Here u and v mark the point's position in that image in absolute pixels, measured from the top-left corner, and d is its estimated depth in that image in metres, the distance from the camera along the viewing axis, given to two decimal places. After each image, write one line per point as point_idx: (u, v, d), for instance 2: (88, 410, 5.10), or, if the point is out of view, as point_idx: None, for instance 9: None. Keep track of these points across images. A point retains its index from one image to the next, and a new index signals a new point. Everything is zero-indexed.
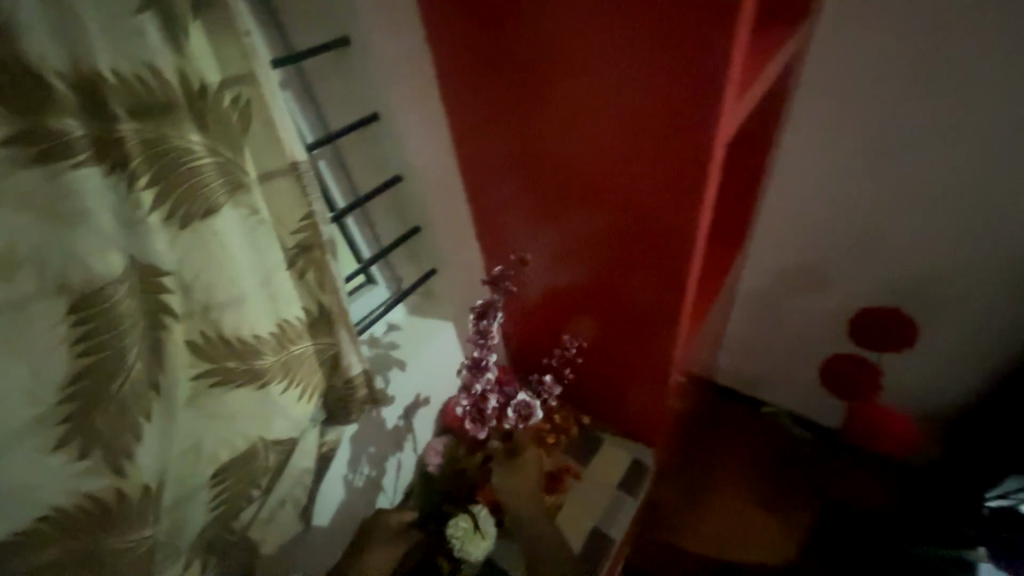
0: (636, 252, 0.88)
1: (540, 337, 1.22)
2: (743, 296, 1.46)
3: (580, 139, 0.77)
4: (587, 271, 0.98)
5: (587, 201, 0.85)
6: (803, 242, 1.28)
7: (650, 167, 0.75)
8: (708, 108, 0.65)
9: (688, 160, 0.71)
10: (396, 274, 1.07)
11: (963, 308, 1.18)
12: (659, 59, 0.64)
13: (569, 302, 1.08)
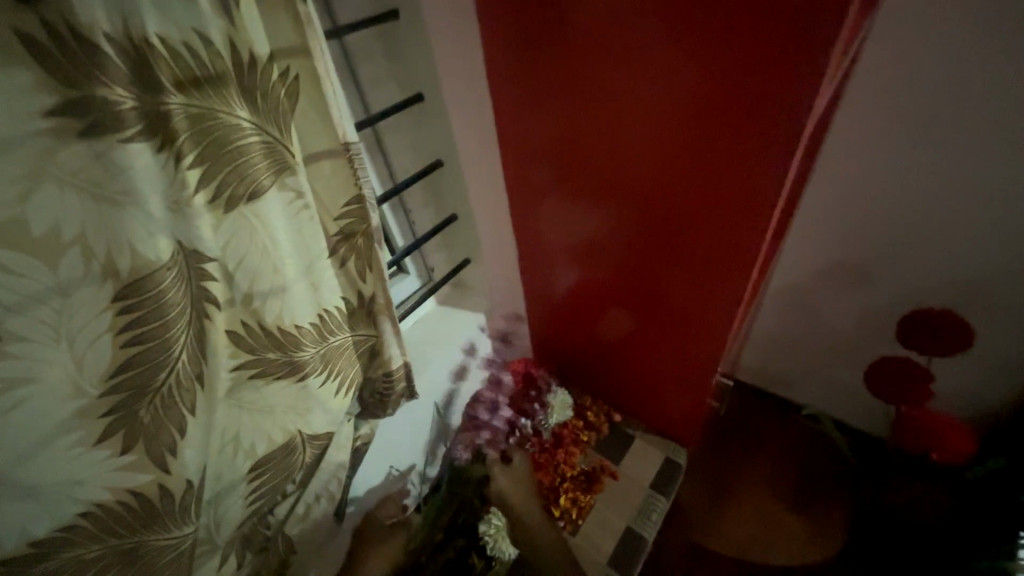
0: (688, 248, 0.84)
1: (573, 333, 1.20)
2: (774, 294, 1.41)
3: (644, 122, 0.73)
4: (627, 267, 0.96)
5: (642, 189, 0.81)
6: (846, 245, 1.19)
7: (716, 159, 0.70)
8: (793, 101, 0.60)
9: (761, 154, 0.66)
10: (428, 265, 1.05)
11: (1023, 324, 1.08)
12: (746, 39, 0.58)
13: (606, 299, 1.06)
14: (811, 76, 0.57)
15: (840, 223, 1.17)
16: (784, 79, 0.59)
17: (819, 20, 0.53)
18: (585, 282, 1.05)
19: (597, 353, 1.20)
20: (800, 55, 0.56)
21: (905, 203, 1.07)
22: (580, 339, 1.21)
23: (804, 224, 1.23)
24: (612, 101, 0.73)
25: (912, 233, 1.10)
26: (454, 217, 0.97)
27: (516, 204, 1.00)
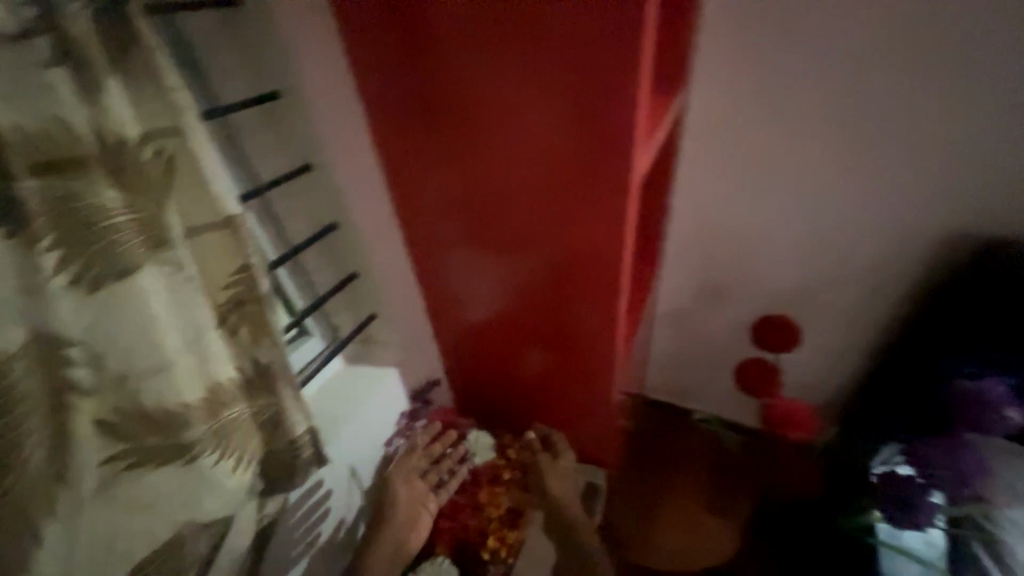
0: (576, 278, 0.95)
1: (485, 373, 1.23)
2: (664, 315, 1.59)
3: (519, 175, 0.84)
4: (527, 300, 1.03)
5: (530, 231, 0.91)
6: (706, 266, 1.43)
7: (584, 199, 0.83)
8: (625, 145, 0.75)
9: (612, 191, 0.80)
10: (332, 324, 1.03)
11: (839, 312, 1.37)
12: (581, 102, 0.73)
13: (511, 334, 1.11)
14: (631, 127, 0.73)
15: (700, 249, 1.40)
16: (613, 130, 0.74)
17: (624, 84, 0.70)
18: (488, 318, 1.10)
19: (511, 388, 1.24)
20: (617, 110, 0.72)
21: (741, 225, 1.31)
22: (492, 378, 1.24)
23: (674, 250, 1.43)
24: (487, 151, 0.83)
25: (753, 252, 1.35)
26: (356, 274, 0.97)
27: (415, 254, 1.04)
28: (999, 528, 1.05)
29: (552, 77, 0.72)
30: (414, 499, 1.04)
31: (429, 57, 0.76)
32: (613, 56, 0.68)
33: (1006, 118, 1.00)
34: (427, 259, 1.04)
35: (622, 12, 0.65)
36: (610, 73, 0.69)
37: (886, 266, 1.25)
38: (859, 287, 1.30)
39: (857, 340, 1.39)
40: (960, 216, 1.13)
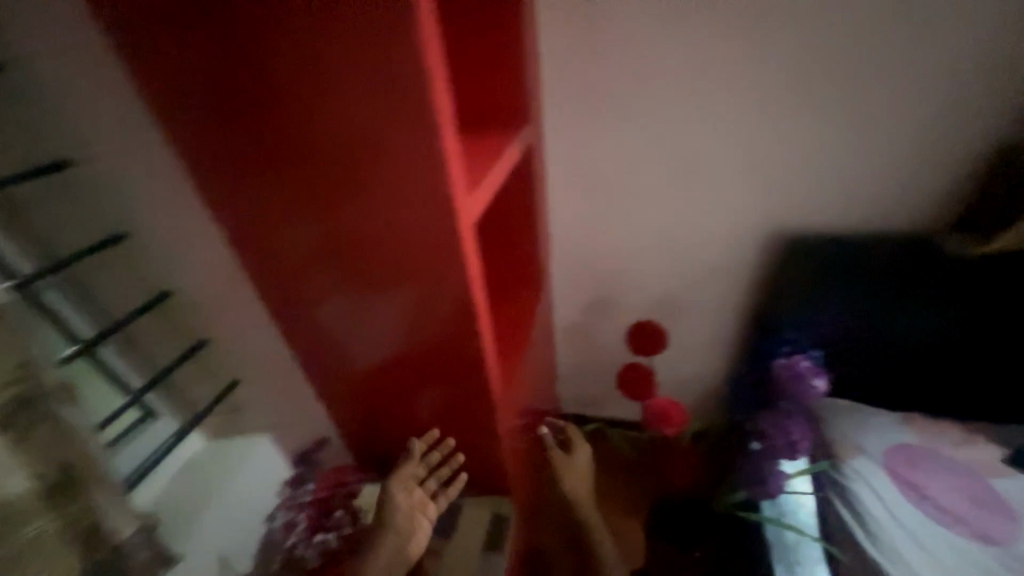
0: (429, 330, 0.88)
1: (384, 429, 1.08)
2: (563, 329, 1.66)
3: (341, 232, 0.76)
4: (413, 341, 0.91)
5: (371, 288, 0.83)
6: (590, 280, 1.54)
7: (413, 248, 0.77)
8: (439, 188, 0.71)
9: (441, 236, 0.76)
10: (184, 396, 0.99)
11: (709, 308, 1.53)
12: (385, 151, 0.69)
13: (403, 381, 0.98)
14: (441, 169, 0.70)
15: (584, 261, 1.51)
16: (423, 174, 0.70)
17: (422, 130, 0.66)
18: (376, 365, 0.96)
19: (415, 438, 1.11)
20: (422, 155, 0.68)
21: (611, 239, 1.45)
22: (393, 433, 1.08)
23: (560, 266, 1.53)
24: (327, 180, 0.73)
25: (628, 263, 1.48)
26: (206, 341, 0.95)
27: (277, 302, 0.89)
28: (846, 477, 1.20)
29: (349, 127, 0.67)
30: (412, 508, 0.97)
31: (234, 74, 0.65)
32: (403, 100, 0.64)
33: (778, 135, 1.22)
34: (289, 309, 0.89)
35: (399, 59, 0.62)
36: (407, 119, 0.66)
37: (735, 263, 1.43)
38: (712, 283, 1.48)
39: (728, 332, 1.56)
40: (773, 216, 1.33)
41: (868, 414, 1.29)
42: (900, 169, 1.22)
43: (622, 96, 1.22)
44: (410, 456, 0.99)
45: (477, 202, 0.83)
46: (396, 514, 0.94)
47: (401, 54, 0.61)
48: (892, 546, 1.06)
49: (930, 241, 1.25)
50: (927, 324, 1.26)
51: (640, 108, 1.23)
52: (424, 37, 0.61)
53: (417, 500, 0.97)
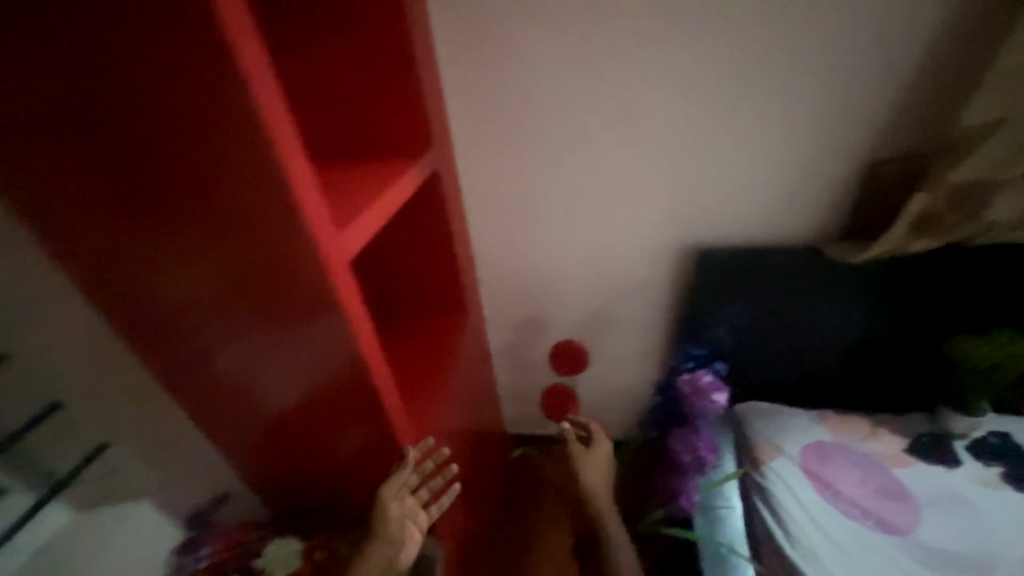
0: (346, 392, 0.61)
1: (301, 483, 0.77)
2: (515, 350, 1.25)
3: (226, 277, 0.49)
4: (326, 408, 0.64)
5: (274, 351, 0.56)
6: (504, 285, 1.12)
7: (311, 305, 0.51)
8: (300, 251, 0.46)
9: (304, 303, 0.51)
10: (17, 472, 0.57)
11: (630, 326, 1.14)
12: (209, 198, 0.43)
13: (316, 445, 0.70)
14: (292, 228, 0.45)
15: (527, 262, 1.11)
16: (272, 232, 0.45)
17: (267, 180, 0.41)
18: (276, 424, 0.67)
19: (337, 487, 0.78)
20: (271, 214, 0.43)
21: (521, 231, 1.01)
22: (311, 489, 0.78)
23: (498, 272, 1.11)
24: (204, 210, 0.44)
25: (530, 270, 1.07)
26: (61, 404, 0.58)
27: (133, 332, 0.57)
28: (767, 480, 0.94)
29: (152, 163, 0.41)
30: (406, 516, 0.68)
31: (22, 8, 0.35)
32: (233, 141, 0.39)
33: (731, 91, 0.79)
34: (149, 343, 0.57)
35: (214, 84, 0.37)
36: (242, 163, 0.41)
37: (628, 296, 1.08)
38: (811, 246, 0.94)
39: (651, 351, 1.17)
40: (681, 210, 0.92)
41: (789, 415, 1.02)
42: (851, 146, 0.82)
43: (512, 65, 0.81)
44: (403, 465, 0.67)
45: (361, 237, 0.54)
46: (390, 530, 0.66)
47: (210, 74, 0.36)
48: (815, 552, 0.82)
49: (816, 249, 0.90)
50: (806, 325, 0.97)
51: (509, 85, 0.83)
52: (242, 53, 0.36)
53: (415, 513, 0.69)
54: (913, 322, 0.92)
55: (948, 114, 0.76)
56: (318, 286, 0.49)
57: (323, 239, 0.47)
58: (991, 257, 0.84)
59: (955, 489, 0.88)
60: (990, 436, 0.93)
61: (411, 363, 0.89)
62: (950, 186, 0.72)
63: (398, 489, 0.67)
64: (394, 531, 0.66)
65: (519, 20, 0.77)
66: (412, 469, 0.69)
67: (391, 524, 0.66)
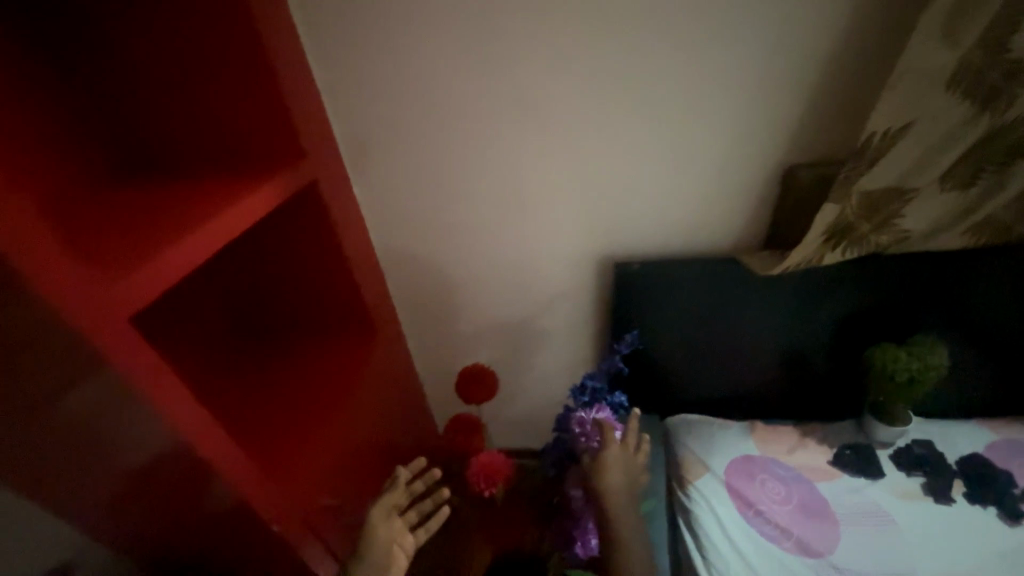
0: (171, 475, 0.54)
1: (161, 540, 0.65)
2: (443, 366, 1.17)
3: None
4: (120, 476, 0.52)
5: (58, 458, 0.47)
6: (422, 296, 1.05)
7: (85, 381, 0.43)
8: (56, 335, 0.39)
9: (75, 396, 0.43)
10: None
11: (558, 340, 1.10)
12: None
13: (152, 506, 0.58)
14: (32, 313, 0.38)
15: (445, 276, 1.01)
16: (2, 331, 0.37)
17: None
18: (80, 494, 0.55)
19: (204, 543, 0.67)
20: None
21: (436, 241, 0.95)
22: (175, 544, 0.67)
23: (417, 285, 1.03)
24: None
25: (448, 282, 1.02)
26: None
27: None
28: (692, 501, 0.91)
29: None
30: (391, 543, 0.66)
31: None
32: None
33: (638, 98, 0.76)
34: None
35: None
36: None
37: (551, 309, 1.04)
38: (730, 254, 0.92)
39: (579, 364, 1.13)
40: (596, 220, 0.90)
41: (720, 428, 1.00)
42: (760, 156, 0.80)
43: (402, 67, 0.76)
44: (395, 486, 0.68)
45: (136, 275, 0.45)
46: (377, 555, 0.64)
47: None
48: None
49: (735, 258, 0.88)
50: (734, 332, 0.94)
51: (406, 88, 0.78)
52: None
53: (404, 537, 0.67)
54: (831, 335, 0.92)
55: (857, 125, 0.76)
56: (90, 367, 0.42)
57: (72, 299, 0.39)
58: (905, 267, 0.83)
59: (878, 502, 0.88)
60: (913, 444, 0.95)
61: (304, 391, 0.80)
62: (861, 193, 0.72)
63: (391, 506, 0.68)
64: (382, 556, 0.64)
65: (416, 14, 0.71)
66: (401, 493, 0.69)
67: (378, 548, 0.64)
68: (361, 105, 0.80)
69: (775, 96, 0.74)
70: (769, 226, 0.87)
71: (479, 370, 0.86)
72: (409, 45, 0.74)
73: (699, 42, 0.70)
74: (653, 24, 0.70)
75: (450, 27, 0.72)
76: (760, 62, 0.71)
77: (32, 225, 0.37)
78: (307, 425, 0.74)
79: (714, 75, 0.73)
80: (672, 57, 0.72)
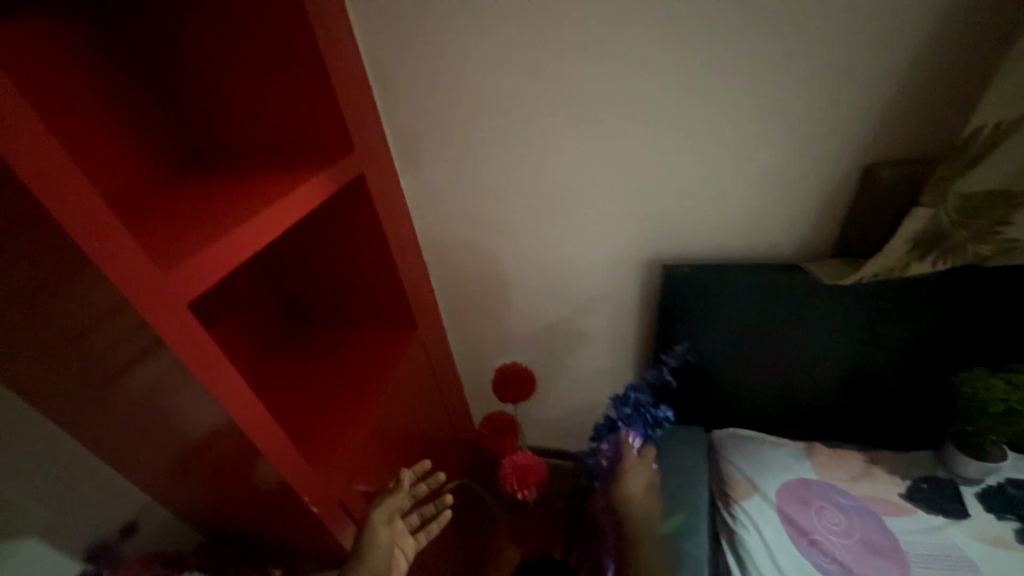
0: (221, 450, 0.57)
1: (212, 508, 0.70)
2: (482, 362, 1.17)
3: (27, 352, 0.42)
4: (176, 448, 0.56)
5: (125, 423, 0.52)
6: (462, 291, 1.05)
7: (145, 362, 0.46)
8: (120, 313, 0.42)
9: (139, 375, 0.46)
10: None
11: (599, 344, 1.06)
12: None
13: (203, 478, 0.62)
14: (95, 293, 0.40)
15: (486, 273, 1.01)
16: (70, 307, 0.40)
17: (51, 251, 0.37)
18: (143, 460, 0.59)
19: (250, 515, 0.70)
20: (62, 284, 0.39)
21: (478, 237, 0.95)
22: (224, 513, 0.71)
23: (459, 281, 1.04)
24: None
25: (490, 279, 1.01)
26: None
27: None
28: (736, 522, 0.85)
29: None
30: (395, 541, 0.67)
31: None
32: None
33: (697, 90, 0.71)
34: None
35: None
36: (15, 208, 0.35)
37: (593, 312, 1.01)
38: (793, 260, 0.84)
39: (621, 369, 1.09)
40: (646, 222, 0.86)
41: (773, 447, 0.93)
42: (834, 151, 0.73)
43: (452, 62, 0.75)
44: (400, 488, 0.68)
45: (194, 265, 0.47)
46: (379, 559, 0.63)
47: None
48: None
49: (797, 266, 0.81)
50: (795, 346, 0.86)
51: (456, 83, 0.77)
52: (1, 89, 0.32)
53: (405, 539, 0.68)
54: (909, 356, 0.83)
55: (958, 115, 0.66)
56: (145, 343, 0.45)
57: (136, 286, 0.42)
58: (1010, 283, 0.72)
59: (957, 545, 0.78)
60: (1007, 483, 0.83)
61: (347, 378, 0.83)
62: (957, 198, 0.64)
63: (390, 510, 0.67)
64: (383, 560, 0.63)
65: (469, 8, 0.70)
66: (402, 498, 0.69)
67: (379, 552, 0.63)
68: (411, 101, 0.80)
69: (860, 82, 0.66)
70: (842, 231, 0.79)
71: (512, 373, 0.84)
72: (459, 39, 0.73)
73: (770, 24, 0.64)
74: (720, 8, 0.64)
75: (502, 20, 0.70)
76: (839, 48, 0.64)
77: (106, 215, 0.39)
78: (348, 411, 0.77)
79: (787, 58, 0.66)
80: (736, 47, 0.67)
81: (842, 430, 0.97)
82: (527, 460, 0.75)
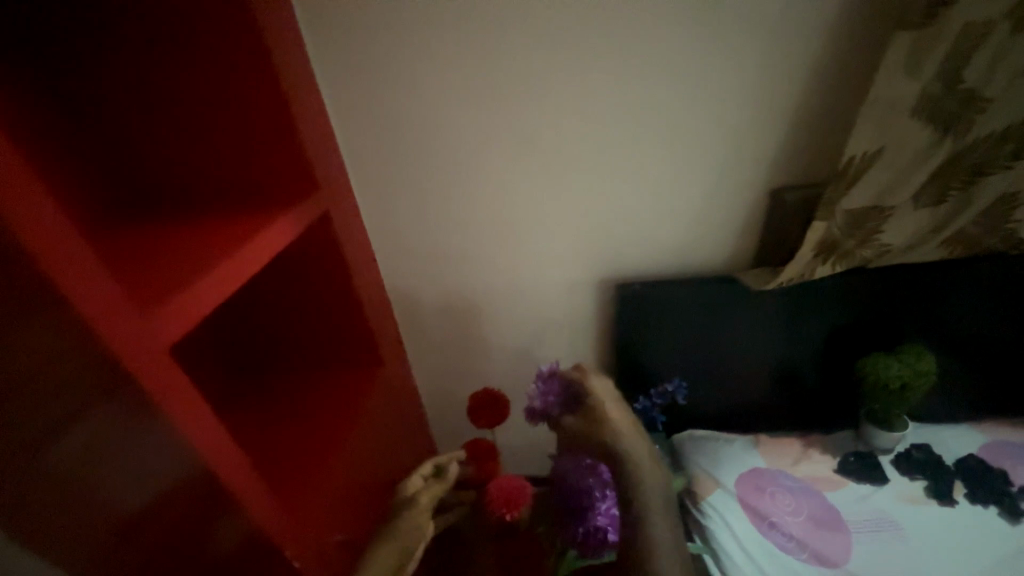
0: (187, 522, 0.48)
1: None
2: (450, 395, 1.17)
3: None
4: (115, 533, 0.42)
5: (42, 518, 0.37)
6: (427, 324, 1.06)
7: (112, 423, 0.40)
8: (94, 362, 0.38)
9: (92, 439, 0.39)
10: None
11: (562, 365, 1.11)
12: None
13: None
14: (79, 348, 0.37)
15: (451, 305, 1.03)
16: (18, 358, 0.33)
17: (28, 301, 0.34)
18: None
19: None
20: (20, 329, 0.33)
21: (442, 269, 0.97)
22: None
23: (423, 315, 1.04)
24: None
25: (456, 311, 1.03)
26: None
27: None
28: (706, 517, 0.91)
29: None
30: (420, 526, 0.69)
31: None
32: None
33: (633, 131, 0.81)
34: None
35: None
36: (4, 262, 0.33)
37: (554, 333, 1.06)
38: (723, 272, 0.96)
39: None
40: (598, 245, 0.94)
41: (726, 442, 1.02)
42: (747, 179, 0.86)
43: (413, 108, 0.80)
44: (448, 475, 0.77)
45: (173, 314, 0.45)
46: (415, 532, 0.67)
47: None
48: None
49: (729, 277, 0.93)
50: (733, 347, 0.97)
51: (417, 128, 0.82)
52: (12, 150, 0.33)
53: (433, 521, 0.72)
54: (823, 346, 0.97)
55: (835, 147, 0.82)
56: (113, 393, 0.40)
57: (126, 335, 0.40)
58: (889, 279, 0.89)
59: (883, 509, 0.90)
60: (912, 449, 0.98)
61: (316, 423, 0.80)
62: (844, 213, 0.78)
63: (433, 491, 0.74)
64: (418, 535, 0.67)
65: (430, 63, 0.76)
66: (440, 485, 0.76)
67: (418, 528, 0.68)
68: (372, 143, 0.83)
69: (760, 124, 0.80)
70: (760, 244, 0.92)
71: (489, 397, 0.86)
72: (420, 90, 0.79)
73: (687, 75, 0.76)
74: (645, 63, 0.76)
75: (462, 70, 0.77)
76: (742, 97, 0.78)
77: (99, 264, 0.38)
78: (319, 456, 0.74)
79: (701, 105, 0.79)
80: (662, 93, 0.78)
81: (781, 422, 1.08)
82: (512, 484, 0.77)
